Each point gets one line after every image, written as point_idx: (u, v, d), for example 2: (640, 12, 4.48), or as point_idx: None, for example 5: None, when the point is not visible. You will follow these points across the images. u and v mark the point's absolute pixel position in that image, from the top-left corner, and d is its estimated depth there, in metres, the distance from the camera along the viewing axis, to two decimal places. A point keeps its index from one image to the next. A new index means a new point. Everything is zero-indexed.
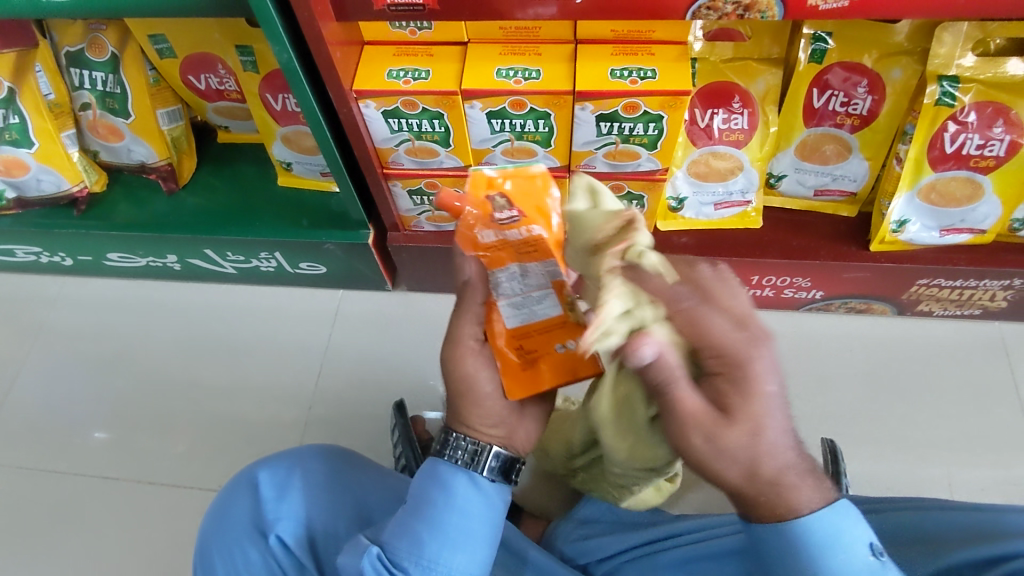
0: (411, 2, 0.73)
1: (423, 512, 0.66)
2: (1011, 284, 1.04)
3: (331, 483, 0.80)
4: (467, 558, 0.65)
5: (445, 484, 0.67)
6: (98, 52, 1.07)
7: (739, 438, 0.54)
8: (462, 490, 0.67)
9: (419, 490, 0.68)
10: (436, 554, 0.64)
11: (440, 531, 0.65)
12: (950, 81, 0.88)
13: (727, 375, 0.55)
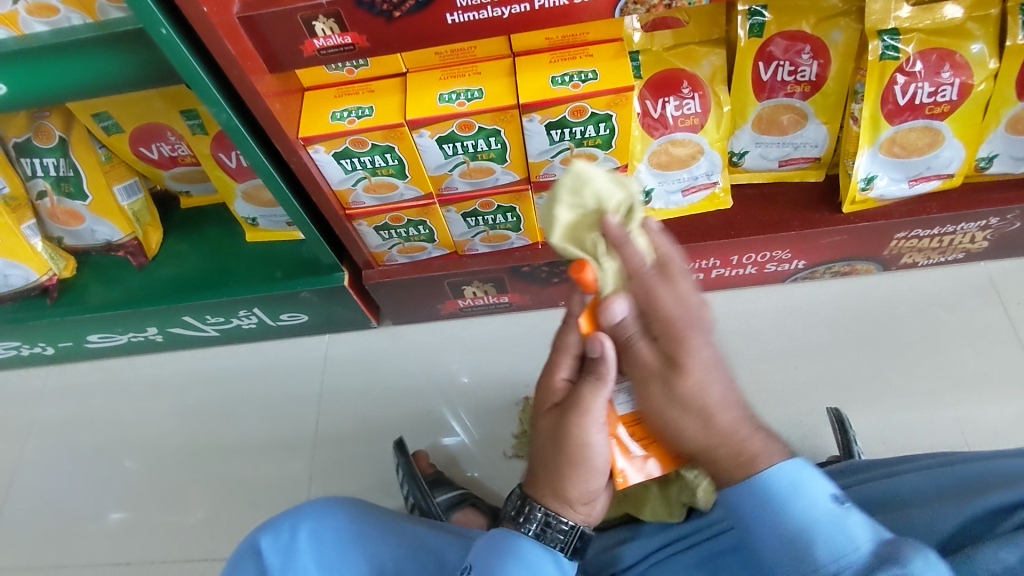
0: (342, 42, 0.73)
1: None
2: (988, 224, 1.03)
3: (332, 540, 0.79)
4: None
5: (515, 551, 0.67)
6: (45, 138, 1.06)
7: (692, 387, 0.58)
8: (538, 563, 0.67)
9: (487, 558, 0.68)
10: None
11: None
12: (891, 34, 0.88)
13: (678, 339, 0.58)
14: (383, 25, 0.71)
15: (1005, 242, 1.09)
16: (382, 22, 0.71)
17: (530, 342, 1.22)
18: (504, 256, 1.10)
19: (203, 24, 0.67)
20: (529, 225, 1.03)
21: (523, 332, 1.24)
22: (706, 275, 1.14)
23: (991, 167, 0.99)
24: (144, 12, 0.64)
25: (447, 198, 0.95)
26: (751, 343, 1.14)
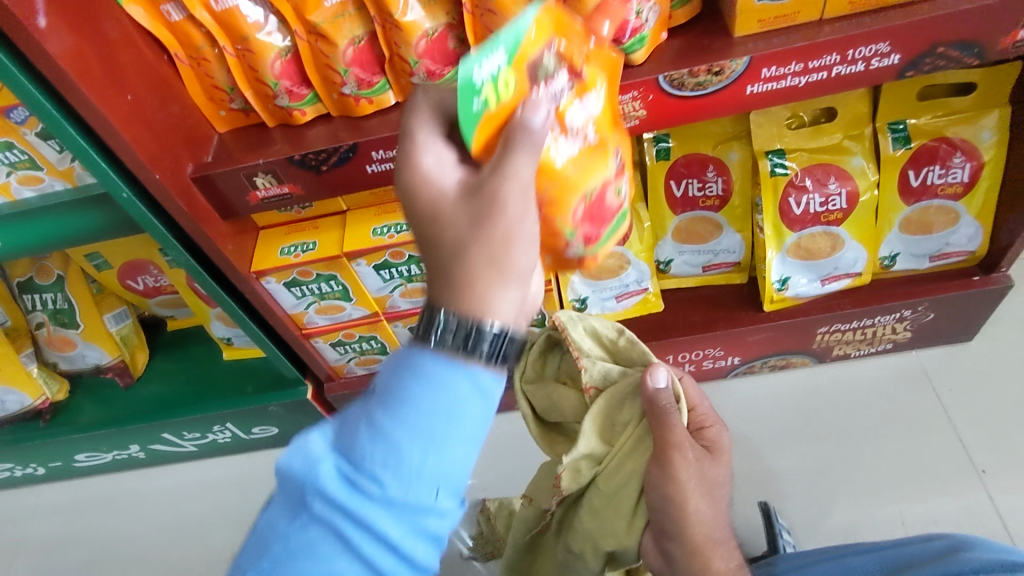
0: (280, 191, 0.85)
1: (376, 398, 0.45)
2: (903, 315, 1.09)
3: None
4: (439, 460, 0.44)
5: (415, 368, 0.45)
6: (45, 276, 1.19)
7: (713, 475, 0.79)
8: (445, 378, 0.44)
9: (382, 384, 0.45)
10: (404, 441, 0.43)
11: (378, 467, 0.43)
12: (777, 154, 0.99)
13: (716, 433, 0.84)
14: (314, 176, 0.83)
15: (928, 332, 1.14)
16: (312, 174, 0.83)
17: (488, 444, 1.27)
18: None
19: (159, 188, 0.79)
20: None
21: None
22: None
23: (895, 265, 1.07)
24: (107, 181, 0.77)
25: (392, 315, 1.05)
26: None
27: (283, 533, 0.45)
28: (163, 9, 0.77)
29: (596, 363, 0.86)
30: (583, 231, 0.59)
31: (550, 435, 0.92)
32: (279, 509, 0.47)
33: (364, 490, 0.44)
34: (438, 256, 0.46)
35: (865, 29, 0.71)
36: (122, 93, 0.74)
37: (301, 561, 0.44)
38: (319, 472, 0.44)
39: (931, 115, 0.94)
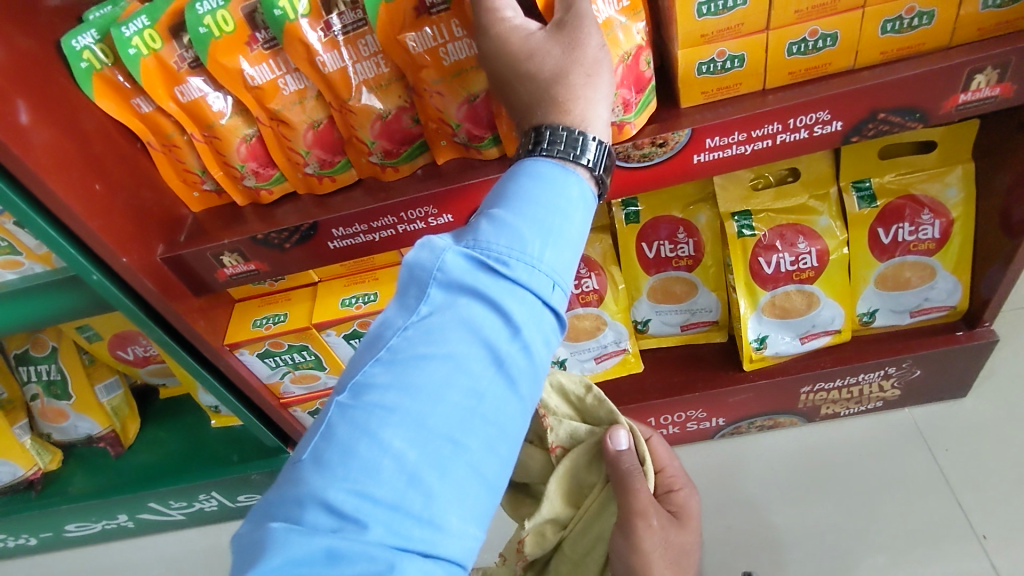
0: (247, 268, 0.88)
1: (501, 200, 0.52)
2: (888, 373, 1.07)
3: (290, 470, 0.44)
4: (556, 254, 0.51)
5: (532, 173, 0.54)
6: (40, 348, 1.24)
7: (680, 539, 0.80)
8: (558, 178, 0.54)
9: (502, 188, 0.53)
10: (542, 253, 0.50)
11: (506, 237, 0.50)
12: (743, 216, 0.99)
13: (686, 495, 0.85)
14: (278, 253, 0.86)
15: (917, 389, 1.11)
16: (276, 251, 0.86)
17: None
18: None
19: (127, 271, 0.82)
20: None
21: None
22: None
23: (875, 321, 1.06)
24: (77, 265, 0.80)
25: None
26: None
27: (403, 331, 0.47)
28: (133, 102, 0.81)
29: (564, 424, 0.81)
30: (623, 96, 0.73)
31: (516, 497, 0.89)
32: (394, 313, 0.49)
33: (497, 266, 0.49)
34: (537, 82, 0.58)
35: (805, 99, 0.74)
36: (92, 183, 0.79)
37: (434, 348, 0.46)
38: (450, 255, 0.49)
39: (896, 173, 0.95)
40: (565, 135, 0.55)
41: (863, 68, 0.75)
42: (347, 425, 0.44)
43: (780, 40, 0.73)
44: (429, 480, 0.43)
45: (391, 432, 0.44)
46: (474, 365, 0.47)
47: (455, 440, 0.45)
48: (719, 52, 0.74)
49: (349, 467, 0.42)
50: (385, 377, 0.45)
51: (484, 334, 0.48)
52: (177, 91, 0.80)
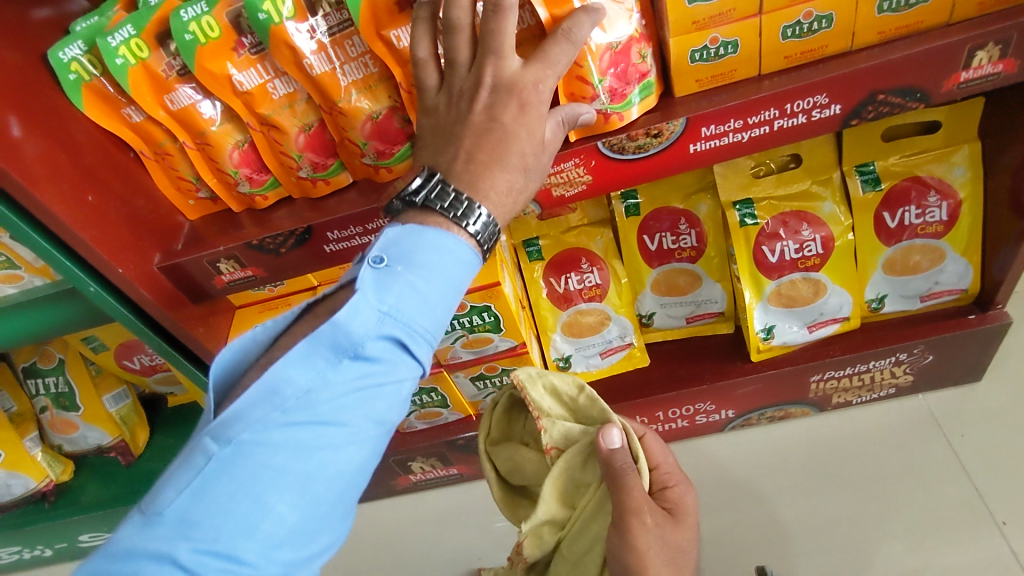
0: (244, 274, 0.87)
1: (401, 267, 0.59)
2: (899, 359, 1.05)
3: (166, 515, 0.51)
4: (434, 319, 0.60)
5: (434, 242, 0.60)
6: (47, 360, 1.26)
7: (676, 537, 0.77)
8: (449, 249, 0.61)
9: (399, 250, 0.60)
10: (424, 325, 0.59)
11: (407, 312, 0.58)
12: (744, 204, 0.98)
13: (682, 490, 0.82)
14: (274, 259, 0.86)
15: (930, 374, 1.09)
16: (272, 256, 0.85)
17: (482, 510, 1.24)
18: (441, 430, 1.17)
19: (122, 280, 0.82)
20: (456, 401, 1.12)
21: (475, 500, 1.25)
22: None
23: (884, 306, 1.04)
24: (73, 277, 0.80)
25: None
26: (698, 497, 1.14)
27: (301, 390, 0.54)
28: (123, 112, 0.81)
29: (557, 424, 0.81)
30: (608, 85, 0.72)
31: (514, 498, 0.88)
32: (295, 369, 0.55)
33: (395, 340, 0.58)
34: (527, 127, 0.62)
35: (801, 84, 0.72)
36: (84, 194, 0.78)
37: (329, 415, 0.55)
38: (360, 326, 0.56)
39: (901, 155, 0.93)
40: (483, 206, 0.61)
41: (860, 49, 0.73)
42: (237, 482, 0.51)
43: (773, 24, 0.71)
44: (305, 535, 0.53)
45: (278, 499, 0.52)
46: (362, 430, 0.56)
47: (328, 507, 0.55)
48: (712, 39, 0.72)
49: (232, 523, 0.50)
50: (280, 434, 0.53)
51: (372, 402, 0.57)
52: (167, 99, 0.79)
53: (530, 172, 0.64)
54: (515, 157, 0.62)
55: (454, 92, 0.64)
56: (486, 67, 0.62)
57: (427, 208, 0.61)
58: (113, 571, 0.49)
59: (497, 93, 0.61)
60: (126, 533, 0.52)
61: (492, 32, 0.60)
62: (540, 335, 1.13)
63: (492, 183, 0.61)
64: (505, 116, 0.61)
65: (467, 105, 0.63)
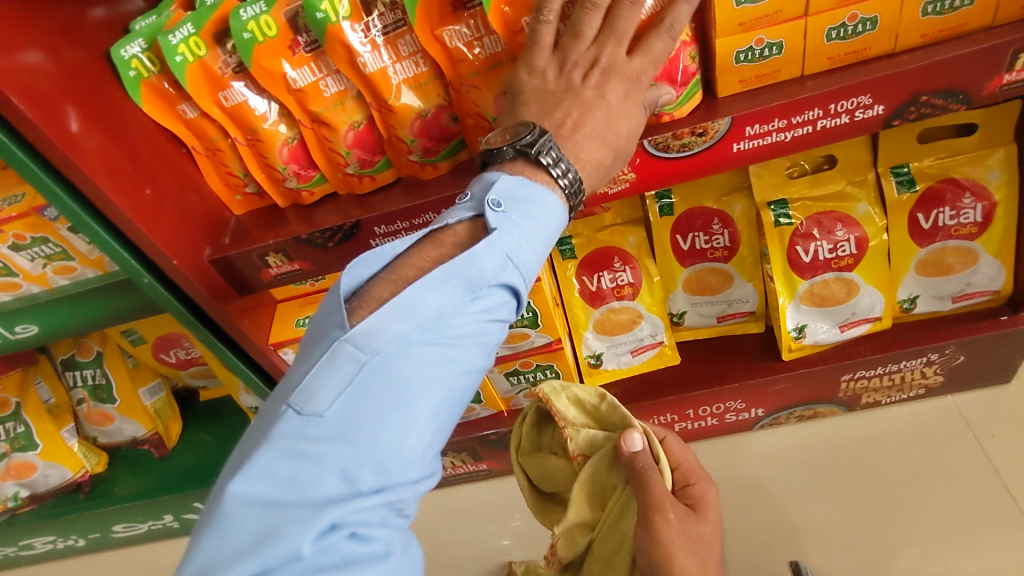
0: (291, 268, 0.89)
1: (515, 213, 0.65)
2: (930, 360, 1.06)
3: (327, 418, 0.55)
4: (536, 261, 0.67)
5: (540, 195, 0.67)
6: (86, 353, 1.30)
7: (700, 532, 0.75)
8: (550, 202, 0.67)
9: (510, 197, 0.66)
10: (528, 264, 0.66)
11: (520, 255, 0.65)
12: (780, 204, 0.99)
13: (706, 487, 0.81)
14: (322, 253, 0.88)
15: (960, 375, 1.10)
16: (319, 251, 0.87)
17: (511, 506, 1.25)
18: (473, 426, 1.18)
19: (176, 272, 0.84)
20: (489, 397, 1.14)
21: (505, 496, 1.27)
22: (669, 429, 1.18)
23: (917, 307, 1.05)
24: (129, 268, 0.82)
25: None
26: (730, 495, 1.15)
27: (436, 313, 0.60)
28: (179, 108, 0.83)
29: (581, 431, 0.82)
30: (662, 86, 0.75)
31: (545, 504, 0.90)
32: (430, 294, 0.59)
33: (510, 279, 0.64)
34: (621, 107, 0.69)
35: (845, 84, 0.74)
36: (142, 187, 0.80)
37: (458, 339, 0.60)
38: (486, 264, 0.62)
39: (935, 157, 0.95)
40: (579, 171, 0.69)
41: (903, 52, 0.75)
42: (388, 392, 0.56)
43: (818, 26, 0.73)
44: (434, 449, 0.59)
45: (421, 413, 0.57)
46: (480, 356, 0.63)
47: (451, 423, 0.61)
48: (757, 40, 0.74)
49: (387, 432, 0.55)
50: (421, 353, 0.58)
51: (487, 333, 0.63)
52: (221, 96, 0.82)
53: (618, 151, 0.71)
54: (612, 135, 0.69)
55: (567, 64, 0.69)
56: (606, 47, 0.68)
57: (536, 162, 0.67)
58: (278, 470, 0.54)
59: (607, 76, 0.68)
60: (282, 432, 0.55)
61: (621, 17, 0.67)
62: (572, 333, 1.14)
63: (588, 155, 0.69)
64: (613, 97, 0.68)
65: (580, 78, 0.69)
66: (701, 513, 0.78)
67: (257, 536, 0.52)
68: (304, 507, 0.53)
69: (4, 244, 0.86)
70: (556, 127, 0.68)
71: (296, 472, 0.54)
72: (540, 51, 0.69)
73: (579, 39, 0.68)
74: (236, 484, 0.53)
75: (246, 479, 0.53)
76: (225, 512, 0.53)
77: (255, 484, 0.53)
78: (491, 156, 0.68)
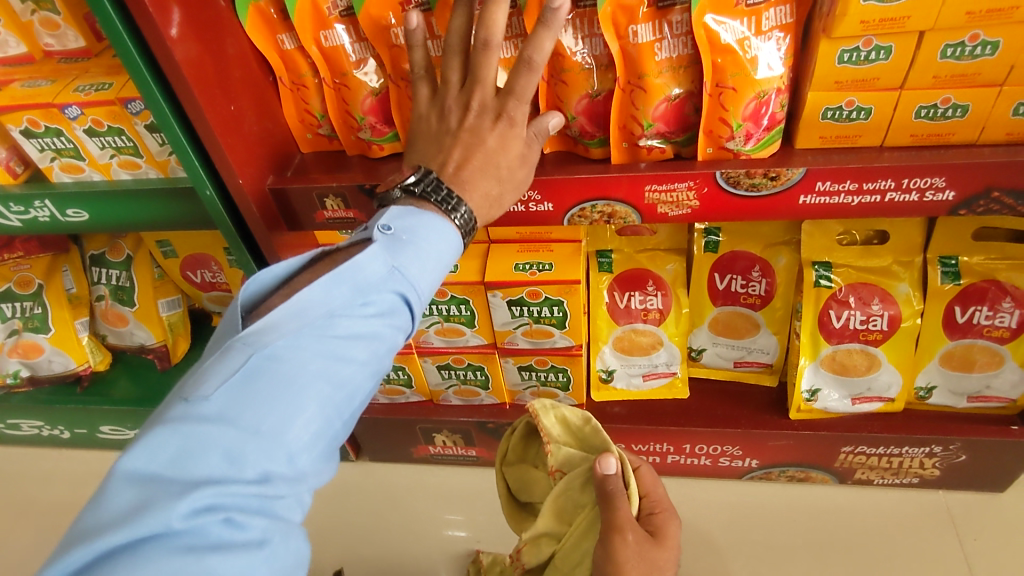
0: (345, 215, 0.91)
1: (408, 235, 0.67)
2: (933, 451, 1.06)
3: (213, 402, 0.53)
4: (432, 277, 0.69)
5: (434, 224, 0.69)
6: (117, 254, 1.31)
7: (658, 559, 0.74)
8: (435, 227, 0.69)
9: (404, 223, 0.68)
10: (422, 279, 0.67)
11: (415, 272, 0.67)
12: (824, 266, 1.01)
13: (668, 516, 0.80)
14: (378, 207, 0.89)
15: (957, 472, 1.11)
16: (378, 205, 0.89)
17: (490, 496, 1.26)
18: (474, 411, 1.20)
19: (238, 191, 0.86)
20: (497, 385, 1.15)
21: (486, 486, 1.28)
22: (662, 459, 1.19)
23: (931, 397, 1.06)
24: (195, 177, 0.85)
25: (424, 350, 1.11)
26: (705, 536, 1.16)
27: (325, 313, 0.60)
28: (278, 38, 0.86)
29: (562, 448, 0.82)
30: (747, 129, 0.78)
31: (518, 512, 0.90)
32: (320, 296, 0.60)
33: (401, 291, 0.66)
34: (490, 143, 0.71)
35: (921, 163, 0.76)
36: (227, 104, 0.82)
37: (347, 339, 0.61)
38: (373, 274, 0.63)
39: (984, 256, 0.96)
40: (470, 205, 0.71)
41: (985, 145, 0.76)
42: (276, 380, 0.55)
43: (911, 101, 0.74)
44: (323, 445, 0.57)
45: (308, 399, 0.56)
46: (373, 359, 0.63)
47: (339, 419, 0.59)
48: (848, 101, 0.76)
49: (273, 415, 0.54)
50: (309, 347, 0.58)
51: (381, 338, 0.64)
52: (322, 35, 0.84)
53: (503, 182, 0.73)
54: (493, 168, 0.72)
55: (446, 109, 0.73)
56: (474, 92, 0.71)
57: (423, 198, 0.71)
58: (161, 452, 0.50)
59: (481, 118, 0.71)
60: (168, 417, 0.53)
61: (520, 78, 0.68)
62: (590, 344, 1.15)
63: (474, 190, 0.71)
64: (490, 137, 0.71)
65: (456, 120, 0.72)
66: (660, 539, 0.77)
67: (130, 515, 0.47)
68: (183, 489, 0.49)
69: (81, 127, 0.89)
70: (444, 166, 0.71)
71: (180, 453, 0.50)
72: (421, 101, 0.76)
73: (480, 84, 0.70)
74: (121, 463, 0.50)
75: (128, 459, 0.50)
76: (110, 490, 0.49)
77: (141, 459, 0.50)
78: (384, 197, 0.72)
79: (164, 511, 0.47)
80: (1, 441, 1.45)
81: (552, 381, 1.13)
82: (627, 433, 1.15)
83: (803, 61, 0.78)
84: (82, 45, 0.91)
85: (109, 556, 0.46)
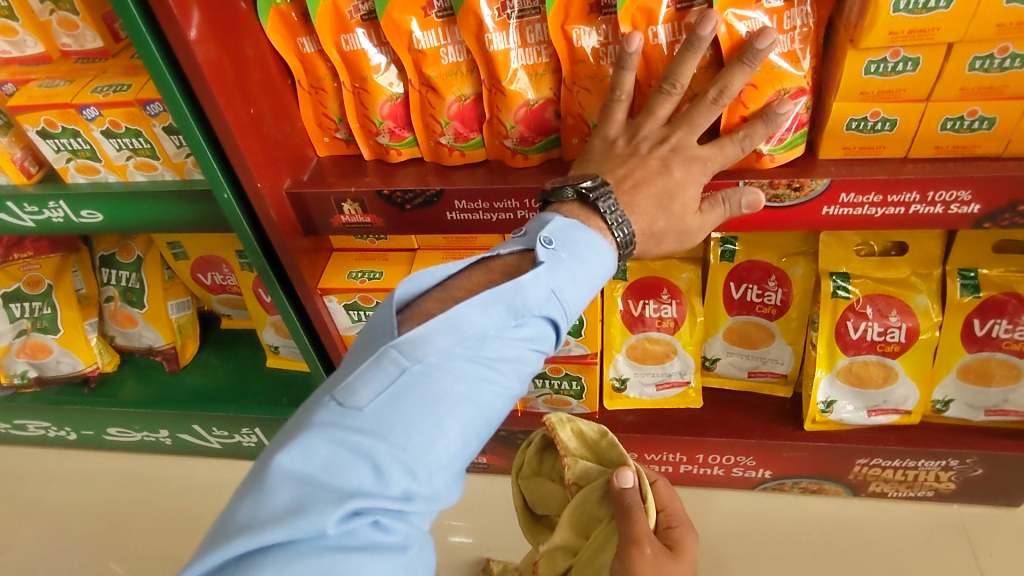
0: (362, 220, 0.91)
1: (564, 248, 0.65)
2: (949, 464, 1.06)
3: (366, 412, 0.52)
4: (578, 298, 0.65)
5: (596, 240, 0.67)
6: (127, 254, 1.30)
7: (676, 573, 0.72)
8: (597, 242, 0.67)
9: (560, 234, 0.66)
10: (574, 301, 0.64)
11: (566, 295, 0.63)
12: (842, 277, 1.00)
13: (686, 530, 0.79)
14: (396, 212, 0.89)
15: (973, 486, 1.10)
16: (396, 210, 0.89)
17: (500, 504, 1.25)
18: None
19: (256, 195, 0.85)
20: None
21: (495, 493, 1.27)
22: (674, 468, 1.18)
23: (948, 410, 1.05)
24: (213, 180, 0.84)
25: None
26: (717, 547, 1.15)
27: (478, 333, 0.57)
28: (298, 41, 0.85)
29: (579, 461, 0.80)
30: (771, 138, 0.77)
31: (534, 525, 0.88)
32: (477, 314, 0.57)
33: (551, 315, 0.62)
34: (666, 176, 0.71)
35: (947, 175, 0.75)
36: (247, 107, 0.82)
37: (497, 362, 0.58)
38: (532, 296, 0.60)
39: (1004, 269, 0.95)
40: (634, 226, 0.70)
41: (1011, 158, 0.76)
42: (425, 398, 0.53)
43: (937, 113, 0.74)
44: (460, 465, 0.55)
45: (453, 423, 0.54)
46: (515, 383, 0.59)
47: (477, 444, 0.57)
48: (873, 112, 0.75)
49: (421, 434, 0.52)
50: (460, 368, 0.55)
51: (525, 363, 0.60)
52: (343, 39, 0.83)
53: (671, 219, 0.72)
54: (669, 202, 0.71)
55: (636, 137, 0.73)
56: (643, 125, 0.73)
57: (593, 208, 0.69)
58: (318, 455, 0.50)
59: (668, 153, 0.72)
60: (321, 419, 0.52)
61: (699, 113, 0.71)
62: (603, 351, 1.15)
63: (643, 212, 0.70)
64: (676, 171, 0.71)
65: (646, 149, 0.73)
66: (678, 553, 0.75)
67: (289, 514, 0.47)
68: (338, 497, 0.48)
69: (98, 128, 0.88)
70: (617, 180, 0.71)
71: (332, 460, 0.50)
72: (612, 123, 0.74)
73: (652, 117, 0.72)
74: (279, 458, 0.49)
75: (285, 458, 0.49)
76: (266, 485, 0.49)
77: (298, 460, 0.49)
78: (552, 195, 0.71)
79: (318, 517, 0.47)
80: (7, 441, 1.45)
81: (565, 389, 1.13)
82: (640, 442, 1.15)
83: (825, 70, 0.77)
84: (99, 45, 0.90)
85: (267, 549, 0.46)
